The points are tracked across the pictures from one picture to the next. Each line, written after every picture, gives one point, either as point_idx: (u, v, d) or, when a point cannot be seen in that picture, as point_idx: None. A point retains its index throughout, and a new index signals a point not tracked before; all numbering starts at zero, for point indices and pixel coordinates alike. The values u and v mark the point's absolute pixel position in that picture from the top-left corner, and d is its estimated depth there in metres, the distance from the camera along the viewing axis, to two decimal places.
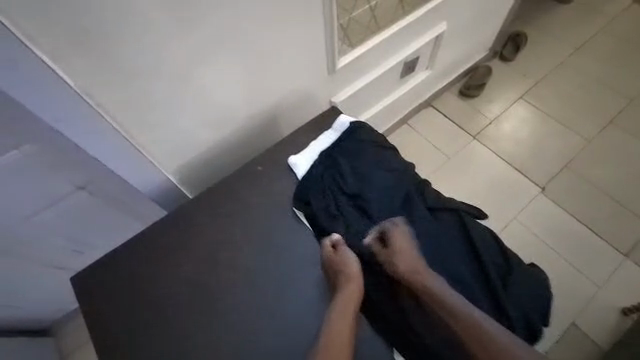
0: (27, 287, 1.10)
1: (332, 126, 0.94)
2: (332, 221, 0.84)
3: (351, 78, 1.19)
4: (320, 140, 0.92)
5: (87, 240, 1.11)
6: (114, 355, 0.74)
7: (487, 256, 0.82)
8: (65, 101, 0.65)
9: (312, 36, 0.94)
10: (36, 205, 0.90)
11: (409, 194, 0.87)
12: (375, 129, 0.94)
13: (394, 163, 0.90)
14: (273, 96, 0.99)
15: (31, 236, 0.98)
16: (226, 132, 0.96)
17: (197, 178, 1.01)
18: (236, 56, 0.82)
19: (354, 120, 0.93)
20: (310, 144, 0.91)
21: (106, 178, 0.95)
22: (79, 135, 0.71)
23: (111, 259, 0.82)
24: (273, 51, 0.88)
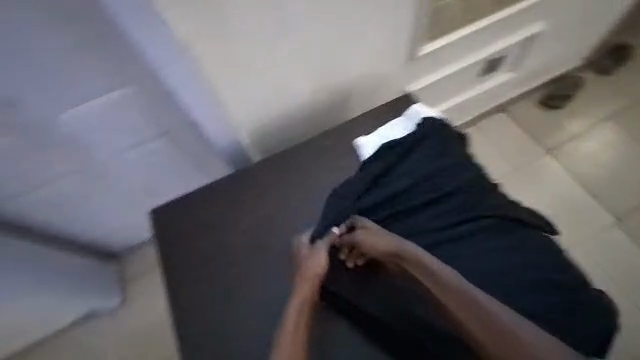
0: (107, 213, 1.28)
1: (403, 114, 0.93)
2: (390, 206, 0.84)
3: (428, 69, 1.15)
4: (390, 125, 0.91)
5: (158, 184, 1.24)
6: (178, 285, 0.84)
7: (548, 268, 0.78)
8: (172, 48, 0.72)
9: (401, 20, 0.92)
10: (126, 142, 1.04)
11: (475, 193, 0.84)
12: (448, 123, 0.92)
13: (462, 159, 0.88)
14: (350, 76, 1.00)
15: (118, 170, 1.12)
16: (299, 104, 0.99)
17: (264, 144, 1.05)
18: (326, 29, 0.83)
19: (428, 110, 0.91)
20: (380, 128, 0.92)
21: (183, 130, 1.07)
22: (176, 80, 0.80)
23: (184, 203, 0.89)
24: (361, 29, 0.88)
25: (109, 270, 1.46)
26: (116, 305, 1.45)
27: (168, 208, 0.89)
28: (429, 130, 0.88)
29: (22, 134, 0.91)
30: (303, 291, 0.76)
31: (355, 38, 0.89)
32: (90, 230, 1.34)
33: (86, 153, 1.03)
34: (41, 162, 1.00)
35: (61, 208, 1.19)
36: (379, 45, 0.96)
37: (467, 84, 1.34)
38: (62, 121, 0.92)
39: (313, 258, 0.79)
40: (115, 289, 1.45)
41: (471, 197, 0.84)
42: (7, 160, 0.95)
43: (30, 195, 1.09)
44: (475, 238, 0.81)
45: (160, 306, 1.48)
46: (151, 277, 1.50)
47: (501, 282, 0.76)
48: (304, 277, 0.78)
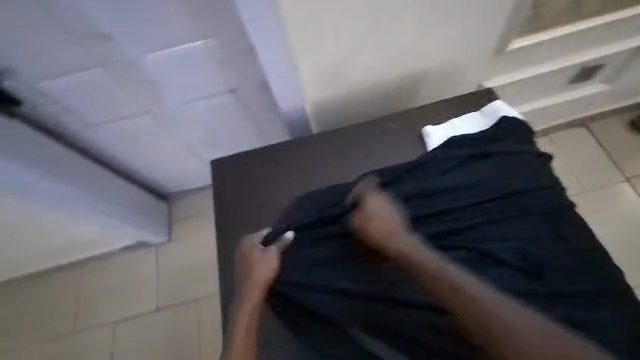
0: (168, 155, 1.37)
1: (480, 109, 0.88)
2: (450, 199, 0.77)
3: (514, 67, 1.06)
4: (463, 119, 0.86)
5: (217, 137, 1.30)
6: (226, 236, 0.86)
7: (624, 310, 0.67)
8: (262, 7, 0.72)
9: (500, 9, 0.85)
10: (197, 93, 1.10)
11: (550, 207, 0.75)
12: (527, 127, 0.84)
13: (540, 169, 0.79)
14: (429, 60, 0.95)
15: (185, 117, 1.18)
16: (369, 82, 0.97)
17: (325, 118, 1.05)
18: (418, 5, 0.79)
19: (510, 110, 0.85)
20: (451, 120, 0.87)
21: (251, 88, 1.12)
22: (259, 41, 0.79)
23: (246, 158, 0.93)
24: (454, 10, 0.83)
25: (163, 207, 1.64)
26: (164, 240, 1.62)
27: (232, 161, 0.93)
28: (506, 131, 0.82)
29: (110, 68, 0.98)
30: (256, 292, 0.74)
31: (445, 20, 0.84)
32: (151, 170, 1.46)
33: (161, 97, 1.09)
34: (121, 98, 1.07)
35: (129, 144, 1.27)
36: (466, 31, 0.90)
37: (553, 89, 1.22)
38: (146, 61, 0.97)
39: (262, 260, 0.75)
40: (163, 226, 1.61)
41: (545, 211, 0.75)
42: (94, 91, 1.03)
43: (105, 126, 1.17)
44: (543, 254, 0.71)
45: (199, 251, 1.60)
46: (197, 221, 1.65)
47: (568, 310, 0.65)
48: (253, 283, 0.74)
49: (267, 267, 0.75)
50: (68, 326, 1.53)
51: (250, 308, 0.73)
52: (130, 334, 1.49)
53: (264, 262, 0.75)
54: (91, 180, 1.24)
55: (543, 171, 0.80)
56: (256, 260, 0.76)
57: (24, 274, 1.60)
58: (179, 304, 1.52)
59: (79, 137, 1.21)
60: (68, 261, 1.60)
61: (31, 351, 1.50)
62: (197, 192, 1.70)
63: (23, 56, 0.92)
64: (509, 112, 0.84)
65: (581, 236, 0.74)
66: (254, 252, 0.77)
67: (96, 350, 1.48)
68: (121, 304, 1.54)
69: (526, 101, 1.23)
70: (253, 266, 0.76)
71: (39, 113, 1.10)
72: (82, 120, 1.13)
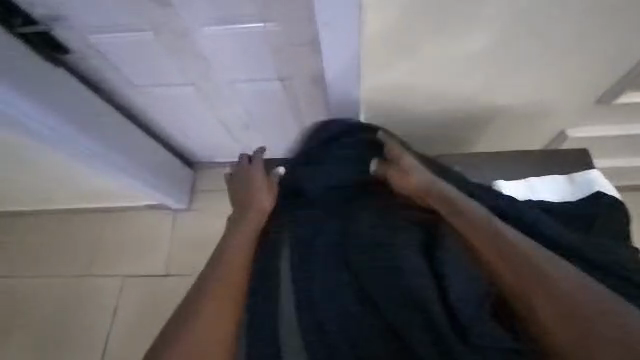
0: (203, 128, 1.32)
1: (567, 174, 0.77)
2: None
3: (610, 122, 0.90)
4: (543, 181, 0.76)
5: (256, 121, 1.22)
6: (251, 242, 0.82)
7: None
8: (345, 2, 0.60)
9: (619, 50, 0.70)
10: (245, 76, 1.02)
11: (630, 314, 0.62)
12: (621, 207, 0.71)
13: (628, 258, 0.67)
14: (511, 96, 0.82)
15: (227, 95, 1.10)
16: (436, 105, 0.85)
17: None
18: (518, 33, 0.67)
19: (600, 183, 0.74)
20: (528, 179, 0.77)
21: (303, 81, 1.02)
22: (328, 46, 0.68)
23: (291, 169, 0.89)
24: (558, 46, 0.69)
25: (188, 174, 1.61)
26: (184, 208, 1.60)
27: (275, 169, 0.90)
28: (590, 207, 0.71)
29: (162, 35, 0.90)
30: (244, 230, 0.80)
31: (548, 52, 0.71)
32: (183, 138, 1.42)
33: (209, 73, 1.01)
34: (167, 65, 1.00)
35: (166, 110, 1.22)
36: (566, 72, 0.75)
37: None
38: (200, 34, 0.89)
39: (260, 192, 0.85)
40: (185, 193, 1.59)
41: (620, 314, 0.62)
42: (141, 53, 0.96)
43: (145, 89, 1.11)
44: None
45: (216, 227, 1.57)
46: (219, 196, 1.62)
47: None
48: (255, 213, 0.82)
49: (263, 201, 0.83)
50: (81, 269, 1.57)
51: (241, 238, 0.79)
52: (135, 292, 1.51)
53: (261, 195, 0.84)
54: (124, 140, 1.21)
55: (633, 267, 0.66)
56: (255, 187, 0.86)
57: (51, 207, 1.65)
58: (186, 275, 1.51)
59: (119, 94, 1.17)
60: (92, 205, 1.63)
61: (44, 283, 1.56)
62: (225, 166, 1.65)
63: (76, 6, 0.85)
64: (604, 188, 0.73)
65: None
66: (258, 181, 0.87)
67: (101, 300, 1.51)
68: (132, 260, 1.56)
69: (607, 158, 1.04)
70: (252, 197, 0.84)
71: (84, 64, 1.05)
72: (125, 79, 1.08)
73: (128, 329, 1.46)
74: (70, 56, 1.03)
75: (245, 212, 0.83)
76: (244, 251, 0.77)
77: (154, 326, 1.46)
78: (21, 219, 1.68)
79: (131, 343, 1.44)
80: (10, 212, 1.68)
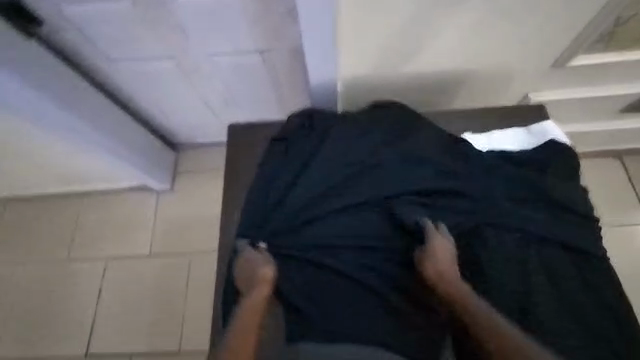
0: (183, 105, 1.32)
1: (523, 128, 0.85)
2: (458, 214, 0.78)
3: (567, 85, 0.98)
4: (501, 134, 0.84)
5: (236, 96, 1.24)
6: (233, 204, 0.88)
7: (600, 333, 0.69)
8: None
9: (573, 14, 0.77)
10: (224, 48, 1.03)
11: (573, 244, 0.74)
12: (567, 149, 0.81)
13: (571, 193, 0.78)
14: (477, 62, 0.87)
15: (206, 70, 1.11)
16: (409, 72, 0.90)
17: (354, 101, 0.98)
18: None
19: (551, 132, 0.82)
20: (490, 132, 0.84)
21: (282, 52, 1.04)
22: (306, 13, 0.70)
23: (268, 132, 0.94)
24: (517, 11, 0.75)
25: (170, 155, 1.61)
26: (167, 189, 1.61)
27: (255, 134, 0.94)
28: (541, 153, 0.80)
29: (139, 5, 0.90)
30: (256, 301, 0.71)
31: (509, 16, 0.76)
32: (164, 117, 1.42)
33: (187, 45, 1.02)
34: (145, 38, 1.00)
35: (145, 87, 1.22)
36: (526, 37, 0.81)
37: (600, 117, 1.13)
38: (177, 4, 0.90)
39: (263, 267, 0.74)
40: (167, 174, 1.59)
41: (565, 243, 0.74)
42: (117, 24, 0.96)
43: (123, 64, 1.11)
44: (535, 275, 0.72)
45: (200, 207, 1.59)
46: (202, 176, 1.63)
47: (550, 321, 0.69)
48: (259, 281, 0.73)
49: (264, 272, 0.74)
50: (63, 253, 1.55)
51: (253, 307, 0.71)
52: (120, 273, 1.52)
53: (262, 267, 0.74)
54: (102, 117, 1.20)
55: (572, 201, 0.77)
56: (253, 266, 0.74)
57: (26, 193, 1.61)
58: (171, 254, 1.53)
59: (95, 70, 1.15)
60: (71, 189, 1.60)
61: (24, 270, 1.54)
62: (206, 147, 1.66)
63: None
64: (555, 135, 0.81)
65: (596, 278, 0.73)
66: (251, 258, 0.75)
67: (86, 284, 1.51)
68: (115, 242, 1.56)
69: (566, 122, 1.13)
70: (254, 272, 0.74)
71: (58, 38, 1.03)
72: (102, 54, 1.07)
73: (115, 309, 1.47)
74: (44, 30, 1.01)
75: (250, 290, 0.73)
76: (259, 308, 0.71)
77: (140, 306, 1.47)
78: None
79: (118, 323, 1.45)
80: None
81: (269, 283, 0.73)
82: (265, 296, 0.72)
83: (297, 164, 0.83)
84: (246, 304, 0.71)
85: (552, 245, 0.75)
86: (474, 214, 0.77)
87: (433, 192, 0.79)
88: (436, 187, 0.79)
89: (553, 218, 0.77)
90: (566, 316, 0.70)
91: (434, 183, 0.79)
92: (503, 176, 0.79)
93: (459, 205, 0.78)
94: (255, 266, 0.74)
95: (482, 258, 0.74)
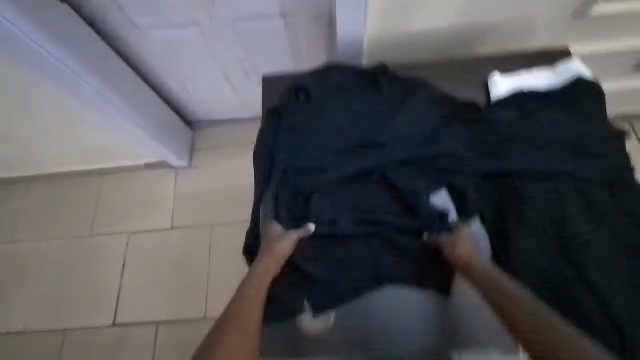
0: (202, 77, 1.35)
1: (554, 67, 0.76)
2: (494, 162, 0.68)
3: (586, 39, 1.00)
4: (533, 74, 0.75)
5: (256, 64, 1.27)
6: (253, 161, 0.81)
7: (626, 245, 0.62)
8: None
9: None
10: (249, 12, 1.06)
11: (602, 174, 0.66)
12: (597, 83, 0.72)
13: (601, 126, 0.68)
14: (501, 14, 0.89)
15: (229, 35, 1.14)
16: (434, 26, 0.92)
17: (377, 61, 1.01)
18: None
19: (586, 72, 0.73)
20: (520, 73, 0.76)
21: (305, 16, 1.07)
22: None
23: (285, 85, 0.85)
24: None
25: (187, 132, 1.64)
26: (185, 165, 1.63)
27: (272, 91, 0.85)
28: (576, 90, 0.72)
29: None
30: (266, 275, 0.69)
31: None
32: (183, 92, 1.44)
33: (213, 8, 1.05)
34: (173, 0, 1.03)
35: (169, 58, 1.24)
36: None
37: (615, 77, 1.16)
38: None
39: (279, 241, 0.71)
40: (185, 150, 1.62)
41: (598, 178, 0.66)
42: None
43: (148, 31, 1.13)
44: (560, 211, 0.65)
45: (220, 183, 1.61)
46: (220, 153, 1.66)
47: (575, 248, 0.62)
48: (272, 255, 0.70)
49: (280, 247, 0.70)
50: (85, 229, 1.58)
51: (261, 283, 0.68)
52: (143, 248, 1.55)
53: (280, 242, 0.70)
54: (129, 87, 1.23)
55: (608, 135, 0.68)
56: (270, 238, 0.71)
57: (47, 172, 1.64)
58: (193, 227, 1.56)
59: (121, 39, 1.18)
60: (91, 167, 1.63)
61: (48, 246, 1.56)
62: (222, 124, 1.69)
63: None
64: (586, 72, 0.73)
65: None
66: (269, 231, 0.72)
67: (110, 258, 1.53)
68: (138, 218, 1.59)
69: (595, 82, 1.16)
70: (270, 245, 0.71)
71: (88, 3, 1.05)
72: (129, 21, 1.10)
73: (139, 282, 1.50)
74: None
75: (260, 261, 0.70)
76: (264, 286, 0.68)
77: (164, 279, 1.50)
78: (16, 186, 1.66)
79: (142, 295, 1.48)
80: (6, 179, 1.66)
81: (279, 259, 0.70)
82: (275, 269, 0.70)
83: (313, 117, 0.75)
84: (260, 280, 0.68)
85: (593, 189, 0.65)
86: (507, 163, 0.67)
87: (466, 140, 0.71)
88: (471, 133, 0.71)
89: (593, 161, 0.66)
90: (589, 234, 0.63)
91: (468, 129, 0.72)
92: (545, 118, 0.69)
93: (489, 156, 0.69)
94: (272, 239, 0.71)
95: (509, 202, 0.67)
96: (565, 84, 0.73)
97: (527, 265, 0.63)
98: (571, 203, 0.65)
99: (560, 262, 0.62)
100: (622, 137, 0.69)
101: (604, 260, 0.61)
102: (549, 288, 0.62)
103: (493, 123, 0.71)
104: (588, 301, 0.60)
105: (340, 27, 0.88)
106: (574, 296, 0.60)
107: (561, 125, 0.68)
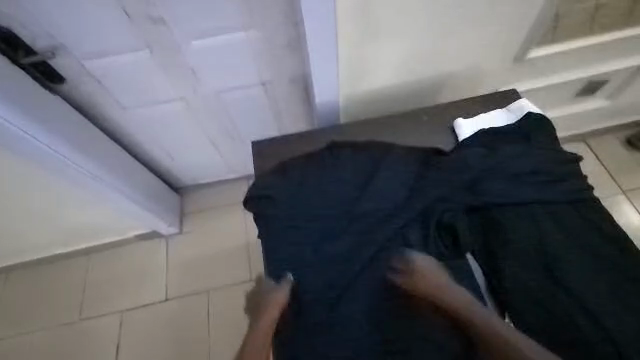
0: (188, 145, 1.41)
1: (507, 106, 0.87)
2: (472, 198, 0.75)
3: (529, 78, 1.15)
4: (491, 115, 0.86)
5: (240, 129, 1.35)
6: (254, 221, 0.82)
7: (600, 258, 0.68)
8: None
9: (524, 17, 0.92)
10: (231, 84, 1.15)
11: (565, 195, 0.73)
12: (545, 117, 0.83)
13: (557, 152, 0.77)
14: (452, 66, 1.02)
15: (213, 106, 1.22)
16: (398, 81, 1.03)
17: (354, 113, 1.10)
18: (452, 10, 0.86)
19: (535, 109, 0.84)
20: (480, 115, 0.86)
21: (282, 82, 1.17)
22: (313, 37, 0.82)
23: (275, 148, 0.89)
24: (482, 19, 0.90)
25: (175, 198, 1.66)
26: (176, 231, 1.63)
27: (263, 155, 0.88)
28: (530, 125, 0.81)
29: (157, 51, 0.99)
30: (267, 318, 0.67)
31: (475, 24, 0.91)
32: (170, 160, 1.49)
33: (198, 85, 1.13)
34: (161, 82, 1.09)
35: (155, 131, 1.30)
36: (491, 39, 0.97)
37: (559, 103, 1.32)
38: (191, 48, 1.00)
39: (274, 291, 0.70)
40: (175, 217, 1.63)
41: (563, 199, 0.73)
42: (137, 73, 1.04)
43: (137, 110, 1.19)
44: (538, 233, 0.70)
45: (213, 246, 1.61)
46: (210, 214, 1.67)
47: (556, 265, 0.67)
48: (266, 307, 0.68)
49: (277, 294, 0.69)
50: (74, 314, 1.51)
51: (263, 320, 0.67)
52: (137, 326, 1.48)
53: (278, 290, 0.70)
54: (118, 163, 1.25)
55: (564, 160, 0.77)
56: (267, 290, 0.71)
57: (29, 259, 1.58)
58: (188, 295, 1.52)
59: (110, 120, 1.22)
60: (78, 248, 1.59)
61: (35, 337, 1.47)
62: (209, 185, 1.73)
63: (75, 31, 0.91)
64: (532, 108, 0.84)
65: (614, 226, 0.71)
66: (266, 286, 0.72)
67: (103, 340, 1.46)
68: (130, 293, 1.54)
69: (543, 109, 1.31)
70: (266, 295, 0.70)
71: (78, 92, 1.08)
72: (118, 103, 1.15)
73: None
74: (66, 85, 1.05)
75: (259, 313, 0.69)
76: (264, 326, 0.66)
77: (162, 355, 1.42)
78: None
79: None
80: None
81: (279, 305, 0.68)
82: (272, 320, 0.67)
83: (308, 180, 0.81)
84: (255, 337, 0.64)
85: (561, 210, 0.73)
86: (483, 197, 0.74)
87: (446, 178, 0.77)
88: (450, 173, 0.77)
89: (556, 186, 0.74)
90: (566, 250, 0.68)
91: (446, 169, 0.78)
92: (509, 152, 0.77)
93: (468, 193, 0.75)
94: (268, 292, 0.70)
95: (492, 231, 0.72)
96: (519, 121, 0.82)
97: (519, 289, 0.67)
98: (545, 225, 0.71)
99: (547, 279, 0.67)
100: (576, 160, 0.78)
101: (584, 271, 0.66)
102: (543, 309, 0.65)
103: (464, 159, 0.77)
104: (579, 314, 0.63)
105: (316, 91, 0.98)
106: (564, 311, 0.63)
107: (523, 156, 0.76)
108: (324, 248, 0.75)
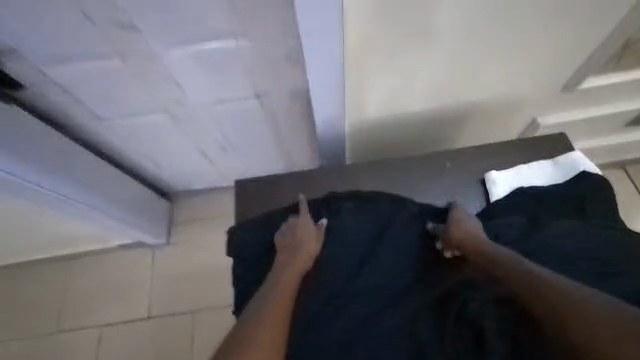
0: (176, 155, 1.26)
1: (554, 158, 0.80)
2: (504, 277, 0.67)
3: (574, 107, 0.97)
4: (531, 167, 0.79)
5: (234, 142, 1.20)
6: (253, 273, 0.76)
7: None
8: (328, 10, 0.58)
9: (573, 40, 0.76)
10: (222, 96, 0.98)
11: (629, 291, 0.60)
12: (608, 185, 0.74)
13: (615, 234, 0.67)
14: (482, 92, 0.87)
15: (201, 118, 1.06)
16: (417, 105, 0.89)
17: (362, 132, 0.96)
18: (485, 31, 0.71)
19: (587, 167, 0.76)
20: (518, 166, 0.79)
21: (281, 96, 1.00)
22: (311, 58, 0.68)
23: (267, 188, 0.87)
24: (519, 42, 0.75)
25: (164, 206, 1.53)
26: (163, 242, 1.51)
27: (257, 194, 0.86)
28: (579, 188, 0.74)
29: (129, 59, 0.82)
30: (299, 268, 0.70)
31: (512, 48, 0.76)
32: (155, 168, 1.35)
33: (182, 96, 0.96)
34: (137, 92, 0.93)
35: (137, 140, 1.15)
36: (529, 65, 0.81)
37: (604, 133, 1.13)
38: (171, 56, 0.83)
39: (310, 238, 0.74)
40: (162, 226, 1.51)
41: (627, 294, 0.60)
42: (107, 82, 0.88)
43: (114, 120, 1.04)
44: None
45: (202, 260, 1.49)
46: (201, 225, 1.54)
47: None
48: (296, 257, 0.71)
49: (313, 245, 0.74)
50: (51, 326, 1.42)
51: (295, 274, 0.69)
52: (116, 343, 1.38)
53: (314, 239, 0.75)
54: (88, 172, 1.11)
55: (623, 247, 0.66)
56: (303, 235, 0.74)
57: (9, 262, 1.50)
58: (172, 314, 1.41)
59: (84, 127, 1.07)
60: (58, 252, 1.49)
61: (10, 348, 1.39)
62: (202, 193, 1.59)
63: (24, 33, 0.74)
64: (588, 166, 0.76)
65: None
66: (306, 228, 0.75)
67: (80, 357, 1.37)
68: (110, 307, 1.44)
69: (585, 138, 1.13)
70: (300, 243, 0.73)
71: (41, 99, 0.94)
72: (89, 112, 1.00)
73: None
74: (26, 92, 0.91)
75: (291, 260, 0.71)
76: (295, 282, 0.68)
77: None
78: None
79: None
80: None
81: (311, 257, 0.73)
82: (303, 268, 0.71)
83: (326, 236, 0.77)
84: (280, 284, 0.67)
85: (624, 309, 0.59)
86: None
87: (480, 247, 0.69)
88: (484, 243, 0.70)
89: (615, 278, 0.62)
90: None
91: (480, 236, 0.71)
92: (556, 227, 0.69)
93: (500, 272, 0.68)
94: (303, 239, 0.74)
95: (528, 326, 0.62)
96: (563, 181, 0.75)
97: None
98: None
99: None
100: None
101: None
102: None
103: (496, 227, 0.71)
104: None
105: (317, 113, 0.84)
106: None
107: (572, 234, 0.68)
108: (331, 320, 0.69)
